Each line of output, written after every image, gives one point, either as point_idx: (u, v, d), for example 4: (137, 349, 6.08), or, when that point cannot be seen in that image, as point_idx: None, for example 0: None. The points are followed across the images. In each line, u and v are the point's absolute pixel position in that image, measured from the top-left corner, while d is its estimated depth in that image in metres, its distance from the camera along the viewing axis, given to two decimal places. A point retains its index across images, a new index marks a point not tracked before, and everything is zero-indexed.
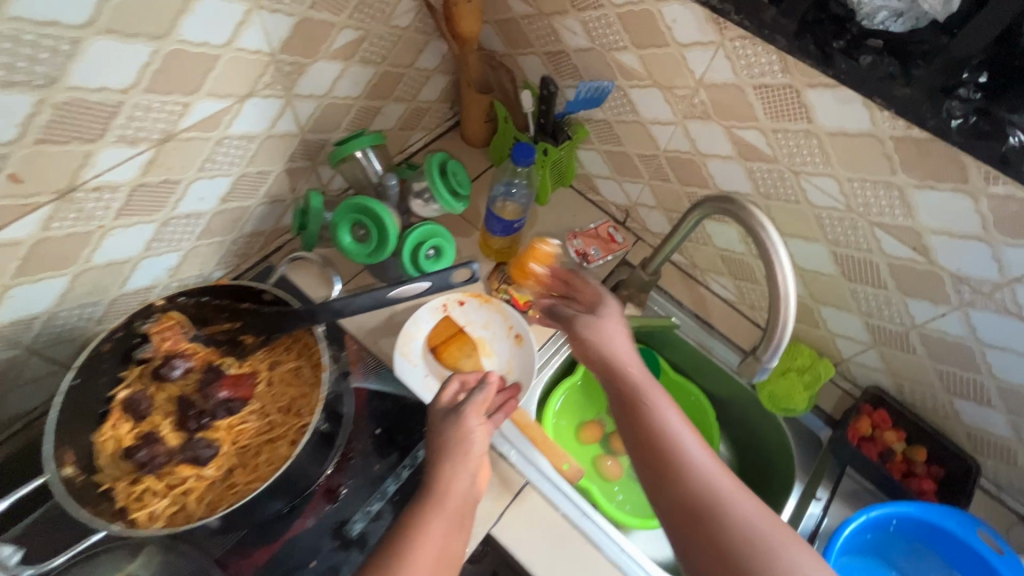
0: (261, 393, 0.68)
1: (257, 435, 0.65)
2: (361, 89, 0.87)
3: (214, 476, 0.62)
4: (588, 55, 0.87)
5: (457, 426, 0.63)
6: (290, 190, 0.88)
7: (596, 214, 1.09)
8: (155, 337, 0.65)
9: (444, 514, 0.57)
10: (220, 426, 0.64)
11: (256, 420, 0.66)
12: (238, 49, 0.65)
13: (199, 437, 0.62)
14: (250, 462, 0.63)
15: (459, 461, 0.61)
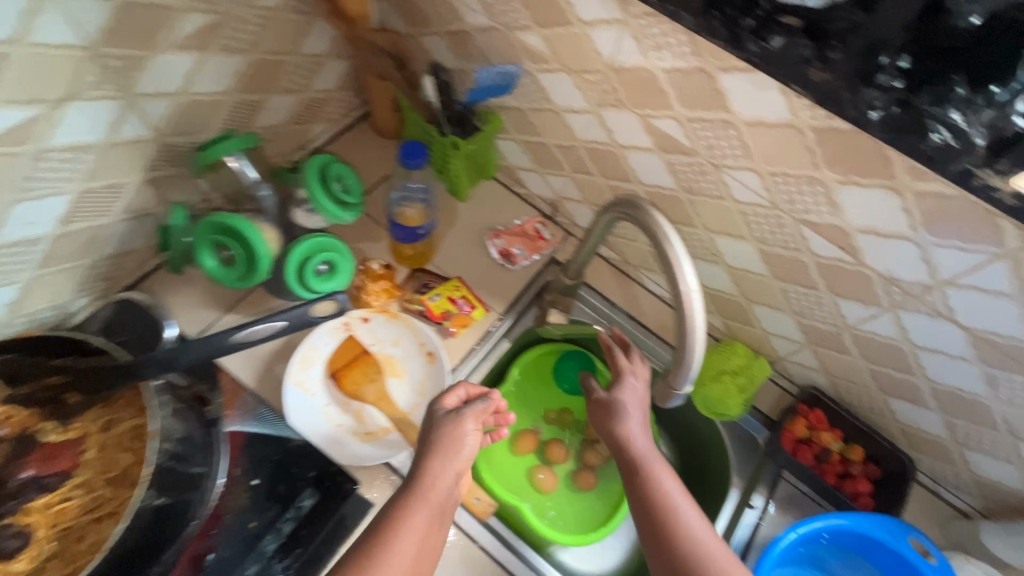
0: (88, 462, 0.63)
1: (80, 514, 0.61)
2: (229, 82, 0.75)
3: (26, 569, 0.58)
4: (491, 35, 0.76)
5: (447, 430, 0.65)
6: (159, 203, 0.76)
7: (522, 208, 1.00)
8: None
9: (424, 507, 0.59)
10: (33, 509, 0.60)
11: (81, 496, 0.62)
12: (35, 45, 0.53)
13: (5, 526, 0.58)
14: (70, 549, 0.59)
15: (447, 460, 0.63)
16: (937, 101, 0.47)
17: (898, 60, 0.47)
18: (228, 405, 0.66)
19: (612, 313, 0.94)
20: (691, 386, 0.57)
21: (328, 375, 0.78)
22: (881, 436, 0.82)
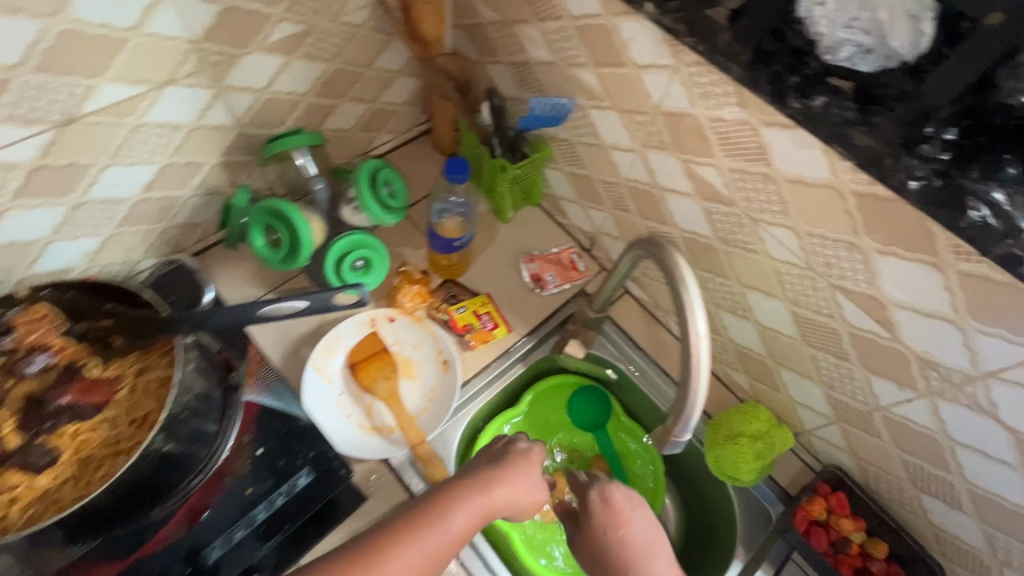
0: (118, 401, 0.62)
1: (102, 447, 0.60)
2: (308, 85, 0.82)
3: (48, 486, 0.57)
4: (550, 68, 0.80)
5: (527, 461, 0.63)
6: (228, 183, 0.84)
7: (561, 238, 1.01)
8: (19, 329, 0.58)
9: (478, 510, 0.57)
10: (64, 432, 0.59)
11: (106, 430, 0.61)
12: (148, 34, 0.62)
13: (38, 442, 0.58)
14: (86, 478, 0.58)
15: (518, 493, 0.61)
16: (984, 177, 0.45)
17: (946, 131, 0.46)
18: (249, 375, 0.69)
19: (634, 354, 0.93)
20: (691, 436, 0.55)
21: (347, 366, 0.81)
22: (911, 536, 0.74)
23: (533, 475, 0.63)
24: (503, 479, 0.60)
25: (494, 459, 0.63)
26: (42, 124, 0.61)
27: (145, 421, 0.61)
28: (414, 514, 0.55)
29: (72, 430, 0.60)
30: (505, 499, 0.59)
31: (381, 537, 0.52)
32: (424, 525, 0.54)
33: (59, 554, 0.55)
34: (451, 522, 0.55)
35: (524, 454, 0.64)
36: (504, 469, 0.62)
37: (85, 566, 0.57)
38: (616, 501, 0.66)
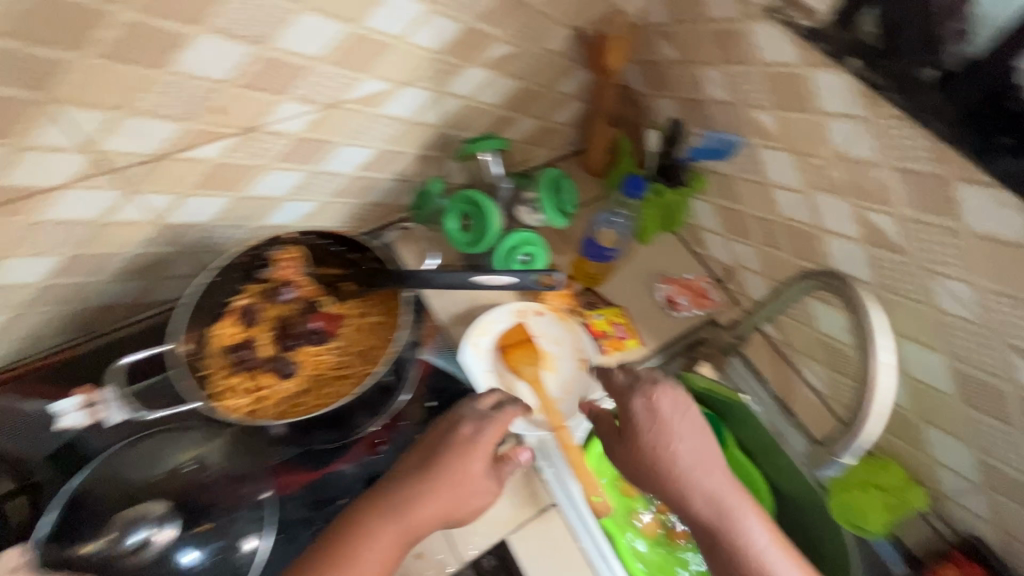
0: (346, 334, 0.70)
1: (331, 370, 0.67)
2: (501, 98, 0.94)
3: (289, 393, 0.65)
4: (726, 107, 0.86)
5: (461, 463, 0.65)
6: (416, 173, 0.97)
7: (695, 266, 1.06)
8: (278, 263, 0.69)
9: (395, 534, 0.61)
10: (305, 351, 0.68)
11: (335, 356, 0.68)
12: (408, 43, 0.74)
13: (286, 356, 0.67)
14: (319, 392, 0.65)
15: (450, 509, 0.63)
16: None
17: None
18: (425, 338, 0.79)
19: (758, 388, 0.95)
20: (853, 460, 0.58)
21: (496, 348, 0.89)
22: None
23: (477, 485, 0.65)
24: (422, 506, 0.62)
25: (422, 470, 0.65)
26: (313, 106, 0.74)
27: (369, 360, 0.68)
28: (368, 524, 0.61)
29: (308, 354, 0.67)
30: (420, 500, 0.62)
31: (323, 549, 0.59)
32: (342, 561, 0.58)
33: (276, 450, 0.69)
34: (363, 560, 0.58)
35: (457, 454, 0.65)
36: (434, 482, 0.63)
37: (296, 467, 0.69)
38: (662, 408, 0.71)
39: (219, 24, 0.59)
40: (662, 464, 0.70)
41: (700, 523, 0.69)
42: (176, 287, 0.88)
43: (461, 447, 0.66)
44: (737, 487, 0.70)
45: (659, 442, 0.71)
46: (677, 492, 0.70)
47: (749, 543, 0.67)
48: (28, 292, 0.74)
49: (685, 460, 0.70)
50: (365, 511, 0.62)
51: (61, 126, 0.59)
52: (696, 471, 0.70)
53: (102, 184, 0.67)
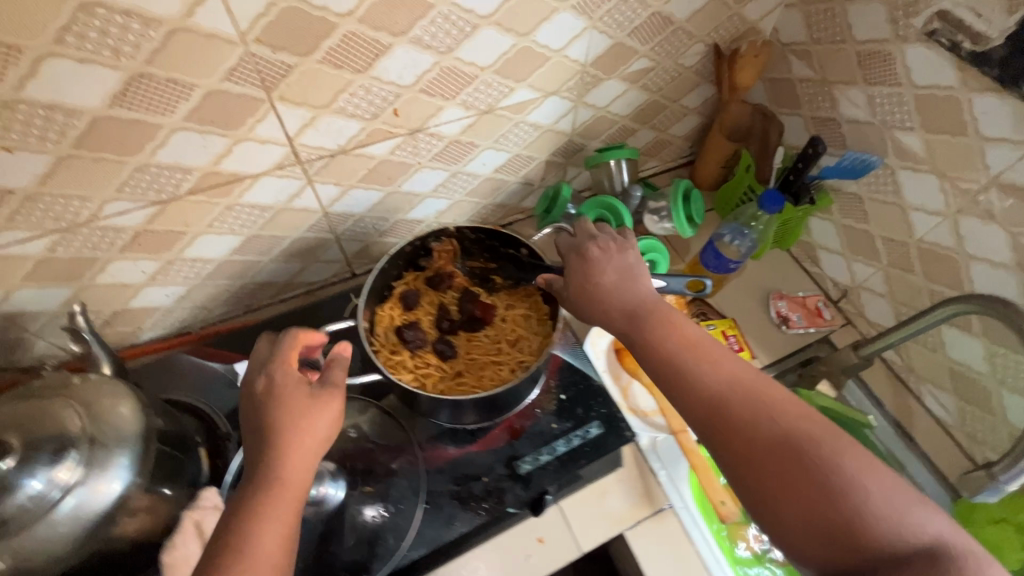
0: (494, 324, 0.77)
1: (485, 354, 0.74)
2: (630, 110, 0.97)
3: (448, 373, 0.72)
4: (864, 127, 0.86)
5: (281, 381, 0.58)
6: (541, 178, 1.01)
7: (808, 284, 1.06)
8: (437, 254, 0.76)
9: (282, 462, 0.54)
10: (460, 336, 0.75)
11: (487, 342, 0.75)
12: (564, 56, 0.79)
13: (444, 338, 0.74)
14: (476, 373, 0.72)
15: (302, 442, 0.56)
16: None
17: None
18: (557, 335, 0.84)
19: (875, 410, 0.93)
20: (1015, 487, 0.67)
21: (612, 348, 0.92)
22: None
23: (322, 418, 0.57)
24: (268, 416, 0.56)
25: (264, 407, 0.57)
26: (471, 111, 0.80)
27: (521, 345, 0.75)
28: (258, 505, 0.52)
29: (464, 336, 0.76)
30: (277, 459, 0.54)
31: (210, 553, 0.50)
32: (263, 498, 0.52)
33: (424, 427, 0.75)
34: (294, 478, 0.54)
35: (287, 386, 0.58)
36: (274, 406, 0.57)
37: (440, 444, 0.75)
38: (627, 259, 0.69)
39: (417, 35, 0.65)
40: (693, 370, 0.57)
41: (749, 451, 0.51)
42: (320, 270, 0.96)
43: (275, 386, 0.58)
44: (803, 414, 0.52)
45: (690, 340, 0.60)
46: (717, 413, 0.54)
47: (795, 439, 0.50)
48: (211, 267, 0.83)
49: (726, 381, 0.55)
50: (250, 493, 0.52)
51: (276, 122, 0.67)
52: (738, 394, 0.54)
53: (291, 173, 0.74)
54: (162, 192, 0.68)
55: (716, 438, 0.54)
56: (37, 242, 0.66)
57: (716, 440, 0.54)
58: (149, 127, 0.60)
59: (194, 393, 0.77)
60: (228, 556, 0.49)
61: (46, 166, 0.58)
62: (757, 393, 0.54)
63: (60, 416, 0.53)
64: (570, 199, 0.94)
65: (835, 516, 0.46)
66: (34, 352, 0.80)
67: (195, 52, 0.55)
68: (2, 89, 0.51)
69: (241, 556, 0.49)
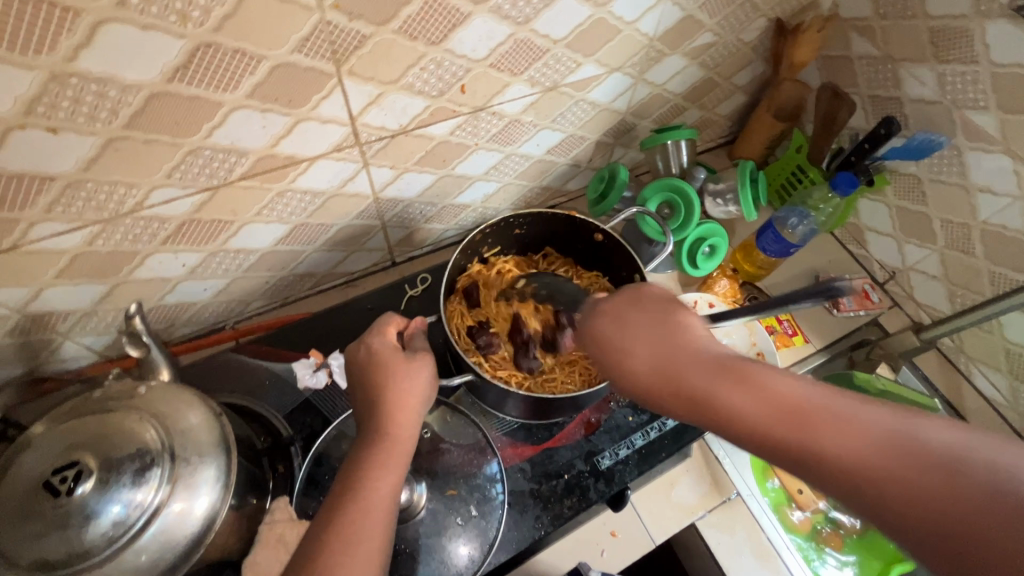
0: None
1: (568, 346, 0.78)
2: (685, 88, 0.93)
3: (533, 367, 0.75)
4: (931, 106, 0.84)
5: (377, 347, 0.58)
6: (589, 159, 0.97)
7: (854, 267, 1.05)
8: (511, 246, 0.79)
9: (386, 419, 0.54)
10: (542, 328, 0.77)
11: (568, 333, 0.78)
12: (635, 29, 0.74)
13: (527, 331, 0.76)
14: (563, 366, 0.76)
15: (403, 400, 0.55)
16: None
17: None
18: None
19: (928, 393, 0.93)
20: None
21: None
22: None
23: (419, 381, 0.56)
24: (370, 379, 0.56)
25: (365, 372, 0.57)
26: (536, 88, 0.75)
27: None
28: (372, 458, 0.51)
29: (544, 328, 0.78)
30: (386, 419, 0.54)
31: (328, 507, 0.49)
32: (370, 455, 0.52)
33: (496, 425, 0.72)
34: (395, 433, 0.53)
35: (384, 352, 0.58)
36: (375, 371, 0.56)
37: (513, 442, 0.72)
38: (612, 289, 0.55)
39: (498, 3, 0.60)
40: (782, 430, 0.41)
41: (937, 510, 0.35)
42: (362, 259, 0.90)
43: (372, 352, 0.58)
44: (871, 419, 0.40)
45: (752, 380, 0.43)
46: (852, 477, 0.38)
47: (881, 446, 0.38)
48: (254, 258, 0.76)
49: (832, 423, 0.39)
50: (362, 450, 0.52)
51: (341, 99, 0.60)
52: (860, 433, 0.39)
53: (349, 156, 0.68)
54: (213, 178, 0.61)
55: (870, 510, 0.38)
56: (75, 235, 0.59)
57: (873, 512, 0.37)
58: (208, 105, 0.53)
59: (246, 395, 0.71)
60: (346, 504, 0.48)
61: (93, 150, 0.51)
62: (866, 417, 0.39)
63: (135, 431, 0.47)
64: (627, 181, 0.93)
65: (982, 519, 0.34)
66: (62, 355, 0.73)
67: (268, 19, 0.49)
68: (53, 59, 0.43)
69: (353, 513, 0.48)
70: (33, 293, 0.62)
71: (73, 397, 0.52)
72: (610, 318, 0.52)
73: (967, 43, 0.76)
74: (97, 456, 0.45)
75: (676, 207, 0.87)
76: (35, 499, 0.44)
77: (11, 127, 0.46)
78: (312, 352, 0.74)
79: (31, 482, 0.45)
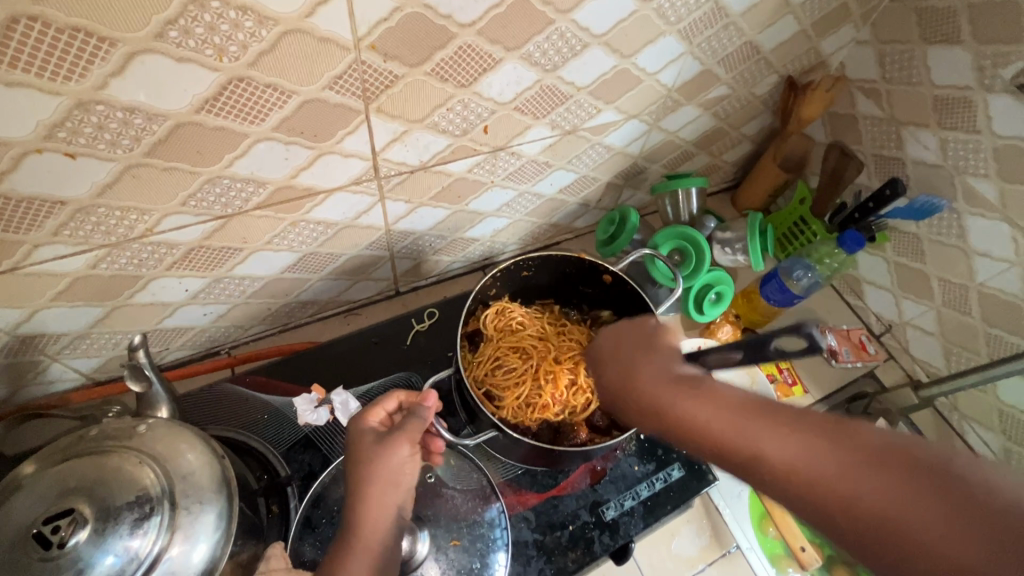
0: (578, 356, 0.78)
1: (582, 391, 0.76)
2: (696, 136, 0.94)
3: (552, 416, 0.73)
4: (933, 170, 0.86)
5: (360, 428, 0.60)
6: (599, 199, 0.97)
7: (851, 318, 1.07)
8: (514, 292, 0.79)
9: (362, 504, 0.54)
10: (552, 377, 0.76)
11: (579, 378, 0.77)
12: (656, 80, 0.76)
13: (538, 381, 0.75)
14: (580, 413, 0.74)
15: (381, 486, 0.55)
16: None
17: None
18: None
19: None
20: None
21: None
22: None
23: (395, 465, 0.56)
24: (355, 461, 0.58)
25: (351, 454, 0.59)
26: (556, 131, 0.75)
27: None
28: (342, 546, 0.53)
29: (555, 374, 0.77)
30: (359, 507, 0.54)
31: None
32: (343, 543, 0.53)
33: (500, 471, 0.71)
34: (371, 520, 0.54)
35: (363, 437, 0.59)
36: (358, 456, 0.58)
37: (517, 488, 0.70)
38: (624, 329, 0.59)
39: (529, 51, 0.60)
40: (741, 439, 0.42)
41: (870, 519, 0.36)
42: (366, 288, 0.88)
43: (355, 437, 0.60)
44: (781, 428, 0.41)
45: (728, 399, 0.44)
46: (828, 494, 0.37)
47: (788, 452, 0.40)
48: (258, 285, 0.74)
49: (846, 448, 0.38)
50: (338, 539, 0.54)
51: (366, 135, 0.60)
52: (859, 452, 0.38)
53: (367, 189, 0.67)
54: (228, 207, 0.60)
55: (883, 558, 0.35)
56: (78, 258, 0.56)
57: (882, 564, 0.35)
58: (232, 136, 0.52)
59: (243, 430, 0.68)
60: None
61: (109, 175, 0.50)
62: (890, 447, 0.37)
63: (132, 476, 0.45)
64: (636, 225, 0.95)
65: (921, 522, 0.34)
66: (46, 378, 0.69)
67: (304, 57, 0.48)
68: (81, 87, 0.42)
69: None
70: (27, 314, 0.59)
71: (68, 433, 0.49)
72: (600, 358, 0.57)
73: (970, 113, 0.79)
74: (93, 502, 0.43)
75: (687, 255, 0.88)
76: (23, 548, 0.41)
77: (28, 150, 0.44)
78: (314, 387, 0.72)
79: (20, 529, 0.42)
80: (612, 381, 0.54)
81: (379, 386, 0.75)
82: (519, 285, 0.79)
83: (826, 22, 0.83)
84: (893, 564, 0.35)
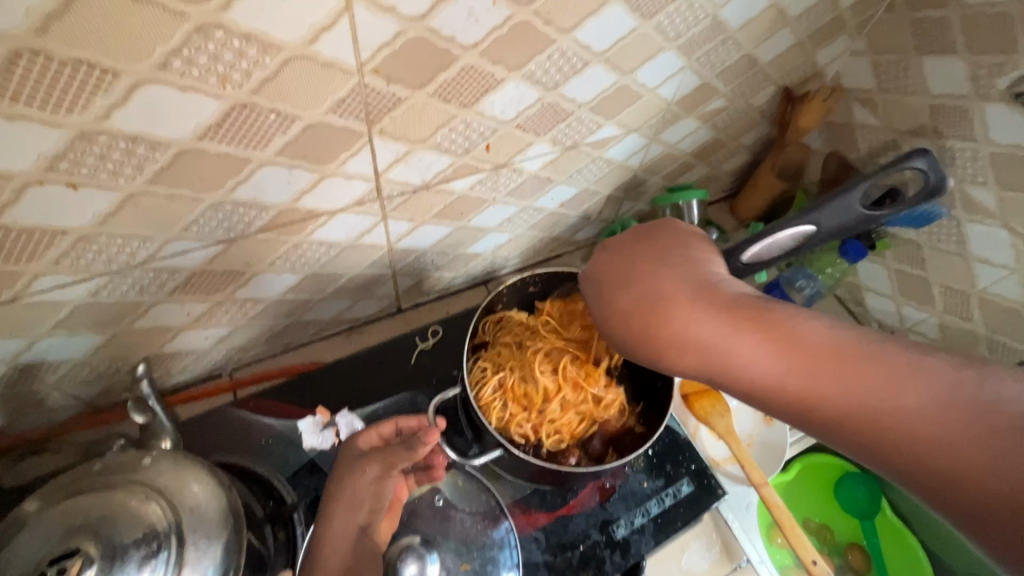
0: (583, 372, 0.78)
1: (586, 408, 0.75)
2: (695, 148, 0.95)
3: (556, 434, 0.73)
4: (931, 178, 0.87)
5: (352, 447, 0.64)
6: (599, 212, 0.97)
7: (853, 325, 1.07)
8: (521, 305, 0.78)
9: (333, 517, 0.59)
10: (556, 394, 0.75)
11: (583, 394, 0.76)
12: (656, 94, 0.76)
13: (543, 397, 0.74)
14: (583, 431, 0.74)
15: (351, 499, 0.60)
16: None
17: None
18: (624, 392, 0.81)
19: None
20: None
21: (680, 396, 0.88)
22: None
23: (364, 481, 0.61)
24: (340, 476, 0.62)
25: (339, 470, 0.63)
26: (557, 147, 0.75)
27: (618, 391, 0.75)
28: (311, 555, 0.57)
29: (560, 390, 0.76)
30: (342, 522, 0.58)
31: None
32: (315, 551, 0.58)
33: (508, 491, 0.70)
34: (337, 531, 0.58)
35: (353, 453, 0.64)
36: (343, 473, 0.62)
37: (526, 508, 0.69)
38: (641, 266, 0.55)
39: (531, 70, 0.60)
40: (799, 382, 0.42)
41: (936, 463, 0.36)
42: (369, 306, 0.88)
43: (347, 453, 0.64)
44: (843, 370, 0.40)
45: (784, 337, 0.44)
46: (890, 437, 0.38)
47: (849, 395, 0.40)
48: (260, 307, 0.73)
49: (918, 378, 0.38)
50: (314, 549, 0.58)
51: (369, 156, 0.59)
52: (926, 393, 0.37)
53: (369, 210, 0.67)
54: (230, 231, 0.59)
55: (940, 499, 0.35)
56: (80, 287, 0.55)
57: (982, 528, 0.33)
58: (235, 162, 0.52)
59: (247, 456, 0.68)
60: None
61: (112, 205, 0.49)
62: (951, 380, 0.37)
63: (138, 511, 0.44)
64: None
65: (982, 464, 0.34)
66: (45, 406, 0.68)
67: (307, 84, 0.48)
68: (84, 118, 0.42)
69: None
70: (26, 344, 0.59)
71: (71, 468, 0.48)
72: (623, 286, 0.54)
73: (967, 122, 0.79)
74: (98, 541, 0.42)
75: None
76: None
77: (30, 182, 0.44)
78: (318, 410, 0.71)
79: (25, 569, 0.41)
80: (648, 321, 0.51)
81: (383, 407, 0.74)
82: (524, 299, 0.78)
83: (822, 34, 0.84)
84: (944, 499, 0.35)
